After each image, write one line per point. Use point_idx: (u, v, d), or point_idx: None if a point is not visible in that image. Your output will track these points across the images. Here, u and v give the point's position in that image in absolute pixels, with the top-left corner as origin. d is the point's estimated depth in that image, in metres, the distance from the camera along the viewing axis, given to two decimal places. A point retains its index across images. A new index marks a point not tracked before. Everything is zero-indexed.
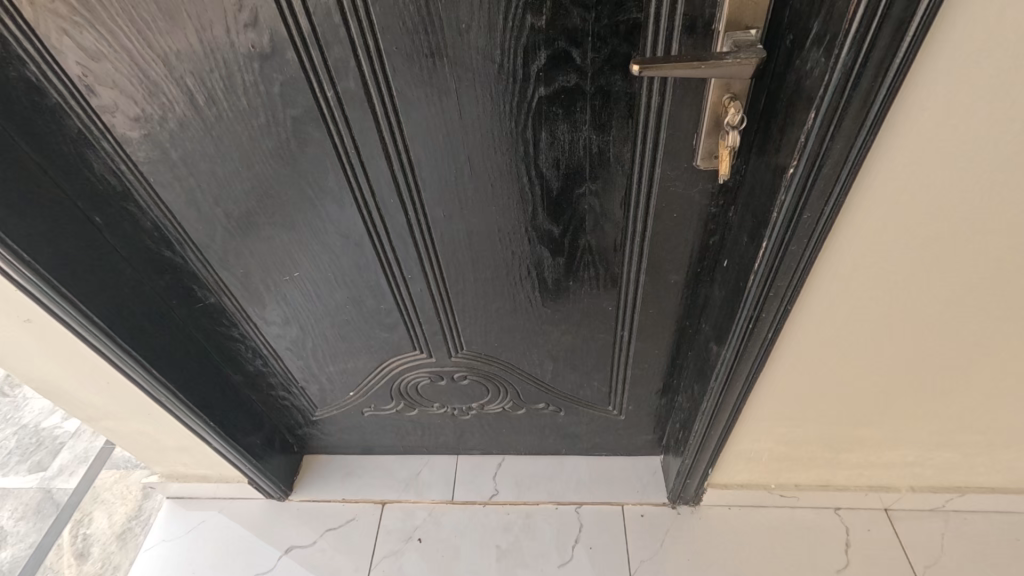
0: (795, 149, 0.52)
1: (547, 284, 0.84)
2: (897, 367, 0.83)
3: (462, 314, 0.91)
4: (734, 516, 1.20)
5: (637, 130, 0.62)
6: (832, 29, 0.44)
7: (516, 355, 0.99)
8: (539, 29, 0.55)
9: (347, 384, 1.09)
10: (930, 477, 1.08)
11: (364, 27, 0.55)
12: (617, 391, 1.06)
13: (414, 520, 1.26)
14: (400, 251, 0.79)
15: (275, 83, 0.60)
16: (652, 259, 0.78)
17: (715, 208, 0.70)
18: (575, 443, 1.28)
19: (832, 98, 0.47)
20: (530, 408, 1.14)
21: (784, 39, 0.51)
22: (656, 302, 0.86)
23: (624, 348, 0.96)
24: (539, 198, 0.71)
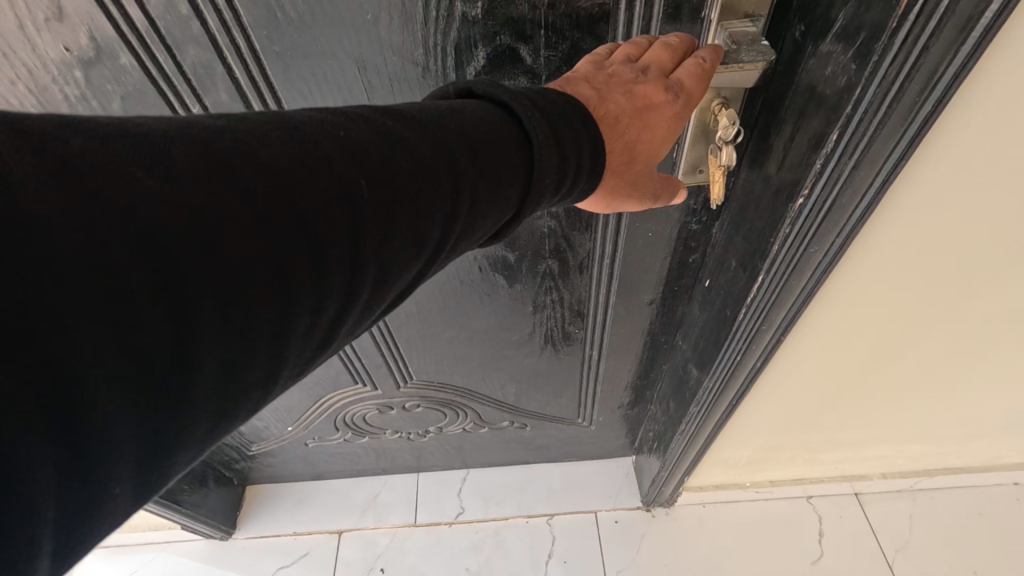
0: (807, 174, 0.41)
1: (505, 310, 0.73)
2: (887, 378, 0.77)
3: (407, 343, 0.78)
4: (709, 514, 1.16)
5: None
6: (871, 25, 0.33)
7: (476, 380, 0.88)
8: (475, 19, 0.40)
9: (284, 418, 0.97)
10: (902, 464, 1.07)
11: (229, 22, 0.39)
12: (588, 405, 0.98)
13: (375, 548, 1.16)
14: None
15: (112, 97, 0.43)
16: (623, 280, 0.68)
17: (695, 226, 0.60)
18: (543, 452, 1.20)
19: (864, 116, 0.36)
20: (496, 427, 1.05)
21: (795, 30, 0.40)
22: (628, 321, 0.76)
23: (593, 366, 0.86)
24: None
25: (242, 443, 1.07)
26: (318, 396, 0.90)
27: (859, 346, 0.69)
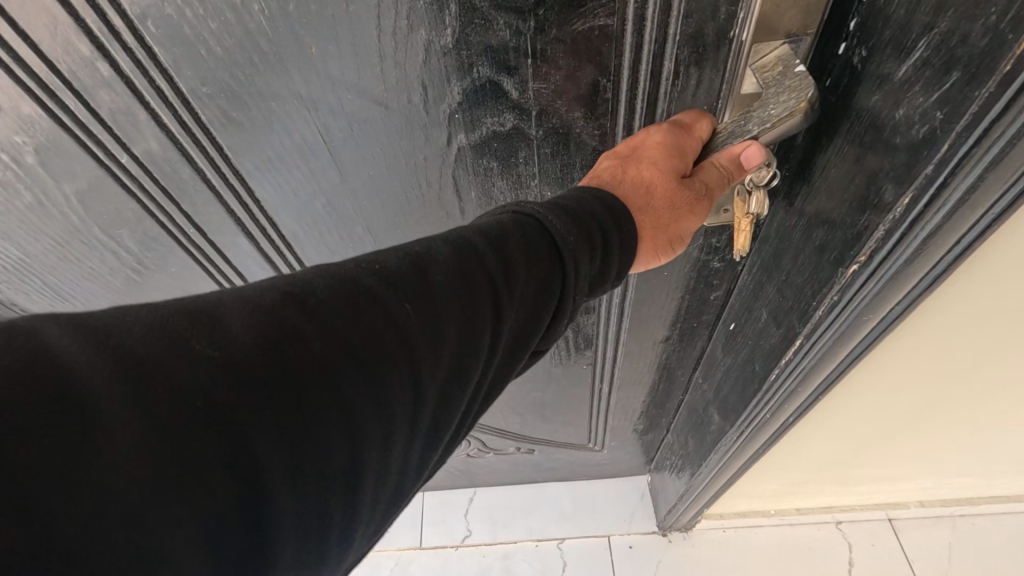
0: (865, 236, 0.33)
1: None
2: (936, 422, 0.68)
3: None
4: (730, 539, 1.10)
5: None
6: (975, 60, 0.25)
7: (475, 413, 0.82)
8: (446, 50, 0.36)
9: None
10: (940, 489, 0.99)
11: (142, 62, 0.35)
12: (600, 433, 0.92)
13: (379, 573, 1.13)
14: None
15: (24, 151, 0.39)
16: (633, 319, 0.61)
17: (717, 263, 0.53)
18: (553, 472, 1.14)
19: (951, 177, 0.27)
20: (502, 452, 0.99)
21: (851, 54, 0.32)
22: (640, 356, 0.69)
23: (603, 396, 0.78)
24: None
25: None
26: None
27: (907, 395, 0.60)
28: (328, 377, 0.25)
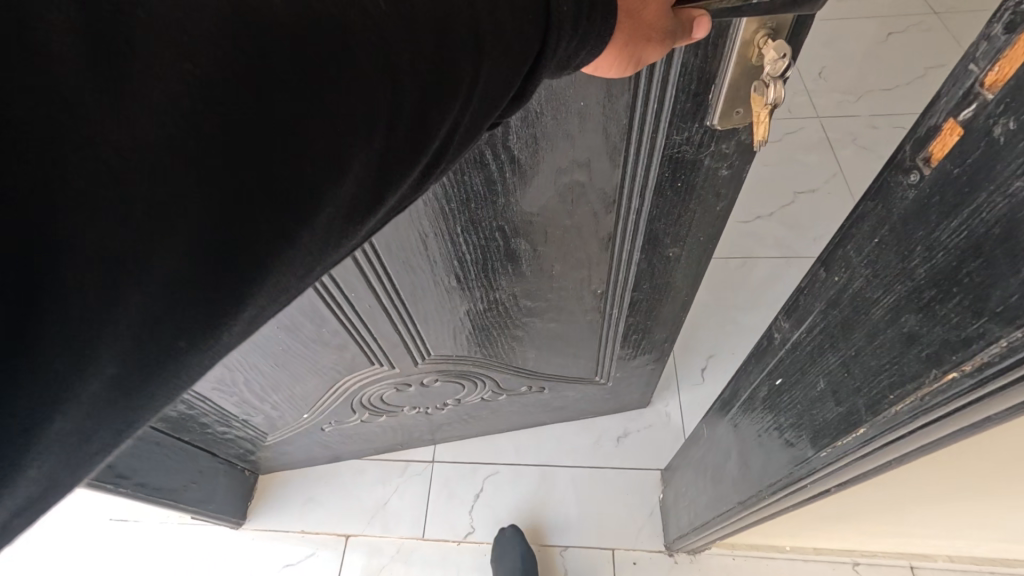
0: (985, 341, 0.29)
1: (528, 276, 0.84)
2: (993, 495, 0.62)
3: (432, 326, 0.89)
4: (739, 567, 1.06)
5: (633, 115, 0.59)
6: None
7: (503, 341, 0.98)
8: None
9: (308, 395, 1.01)
10: (977, 547, 0.93)
11: None
12: (606, 363, 1.08)
13: (380, 558, 1.13)
14: (376, 281, 0.76)
15: None
16: (651, 235, 0.77)
17: (726, 172, 0.68)
18: (562, 410, 1.22)
19: None
20: (514, 394, 1.13)
21: (992, 124, 0.27)
22: (649, 277, 0.86)
23: (613, 320, 0.96)
24: (532, 184, 0.67)
25: (256, 437, 1.10)
26: (342, 373, 0.96)
27: (961, 462, 0.55)
28: (349, 96, 0.27)
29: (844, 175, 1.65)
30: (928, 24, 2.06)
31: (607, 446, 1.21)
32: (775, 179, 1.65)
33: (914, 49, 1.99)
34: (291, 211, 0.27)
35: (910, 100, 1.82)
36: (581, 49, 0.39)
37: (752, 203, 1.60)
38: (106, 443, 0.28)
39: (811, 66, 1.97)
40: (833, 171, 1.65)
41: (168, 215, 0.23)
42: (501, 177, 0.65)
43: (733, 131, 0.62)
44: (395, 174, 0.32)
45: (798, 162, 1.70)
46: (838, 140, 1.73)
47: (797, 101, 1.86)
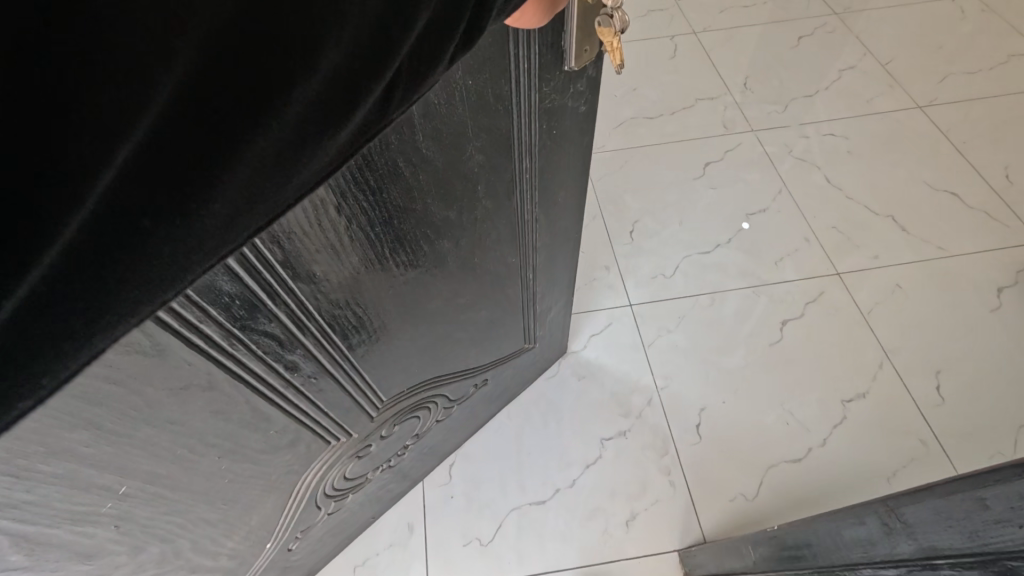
0: None
1: (456, 277, 0.82)
2: None
3: (380, 372, 0.82)
4: None
5: (522, 75, 0.63)
6: None
7: (444, 352, 0.93)
8: None
9: (266, 520, 0.84)
10: None
11: None
12: (530, 325, 1.12)
13: None
14: (327, 352, 0.70)
15: None
16: (543, 185, 0.85)
17: (584, 107, 0.79)
18: (503, 394, 1.23)
19: None
20: (464, 401, 1.11)
21: None
22: (548, 224, 0.94)
23: (528, 283, 1.01)
24: (445, 171, 0.65)
25: None
26: (299, 472, 0.82)
27: None
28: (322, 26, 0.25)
29: (788, 191, 1.63)
30: (833, 26, 2.12)
31: (617, 533, 1.11)
32: (724, 203, 1.62)
33: (825, 52, 2.03)
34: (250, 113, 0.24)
35: (831, 105, 1.85)
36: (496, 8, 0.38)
37: (705, 231, 1.56)
38: (36, 365, 0.24)
39: (734, 78, 1.96)
40: (776, 188, 1.64)
41: (135, 112, 0.20)
42: (417, 173, 0.61)
43: (582, 69, 0.72)
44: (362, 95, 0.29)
45: (743, 182, 1.66)
46: (776, 154, 1.73)
47: (729, 116, 1.84)
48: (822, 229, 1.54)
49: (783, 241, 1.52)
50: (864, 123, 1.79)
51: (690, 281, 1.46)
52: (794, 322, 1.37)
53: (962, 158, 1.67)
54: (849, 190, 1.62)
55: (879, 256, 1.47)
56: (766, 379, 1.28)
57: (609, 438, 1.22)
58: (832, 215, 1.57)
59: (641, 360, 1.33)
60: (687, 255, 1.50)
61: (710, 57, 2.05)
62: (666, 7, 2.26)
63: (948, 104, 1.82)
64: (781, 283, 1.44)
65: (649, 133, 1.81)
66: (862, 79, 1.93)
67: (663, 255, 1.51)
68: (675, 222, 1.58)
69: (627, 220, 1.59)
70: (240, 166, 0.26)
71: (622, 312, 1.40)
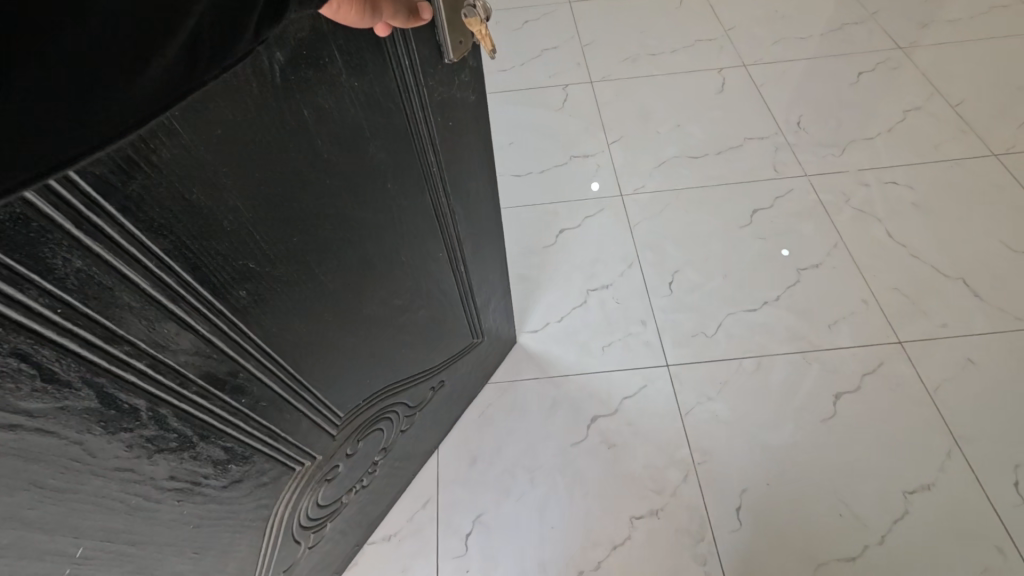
0: None
1: (395, 284, 0.82)
2: None
3: (332, 386, 0.79)
4: None
5: (408, 76, 0.63)
6: None
7: (391, 359, 0.90)
8: None
9: (243, 564, 0.80)
10: None
11: None
12: (474, 320, 1.14)
13: None
14: (276, 381, 0.68)
15: None
16: (452, 178, 0.84)
17: (472, 96, 0.79)
18: (452, 399, 1.22)
19: None
20: (422, 407, 1.11)
21: None
22: (465, 214, 0.93)
23: (461, 276, 1.01)
24: (354, 172, 0.63)
25: None
26: (269, 506, 0.79)
27: None
28: None
29: (845, 245, 1.51)
30: (896, 61, 1.98)
31: None
32: (773, 255, 1.51)
33: (889, 90, 1.89)
34: (35, 32, 0.24)
35: (894, 150, 1.72)
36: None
37: (752, 287, 1.45)
38: None
39: (789, 115, 1.85)
40: (832, 240, 1.52)
41: None
42: (327, 179, 0.59)
43: (461, 62, 0.71)
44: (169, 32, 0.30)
45: (794, 233, 1.55)
46: (831, 204, 1.60)
47: (779, 158, 1.73)
48: (883, 291, 1.41)
49: (839, 303, 1.40)
50: (930, 170, 1.65)
51: (734, 341, 1.35)
52: (849, 396, 1.25)
53: None
54: (914, 248, 1.49)
55: (948, 323, 1.34)
56: (816, 461, 1.17)
57: (640, 517, 1.14)
58: (894, 276, 1.44)
59: (677, 432, 1.22)
60: (730, 312, 1.40)
61: (762, 93, 1.93)
62: (714, 37, 2.16)
63: None
64: (835, 350, 1.32)
65: (693, 175, 1.72)
66: (931, 122, 1.78)
67: (704, 311, 1.41)
68: (719, 274, 1.48)
69: (665, 269, 1.50)
70: (24, 84, 0.24)
71: (660, 373, 1.31)
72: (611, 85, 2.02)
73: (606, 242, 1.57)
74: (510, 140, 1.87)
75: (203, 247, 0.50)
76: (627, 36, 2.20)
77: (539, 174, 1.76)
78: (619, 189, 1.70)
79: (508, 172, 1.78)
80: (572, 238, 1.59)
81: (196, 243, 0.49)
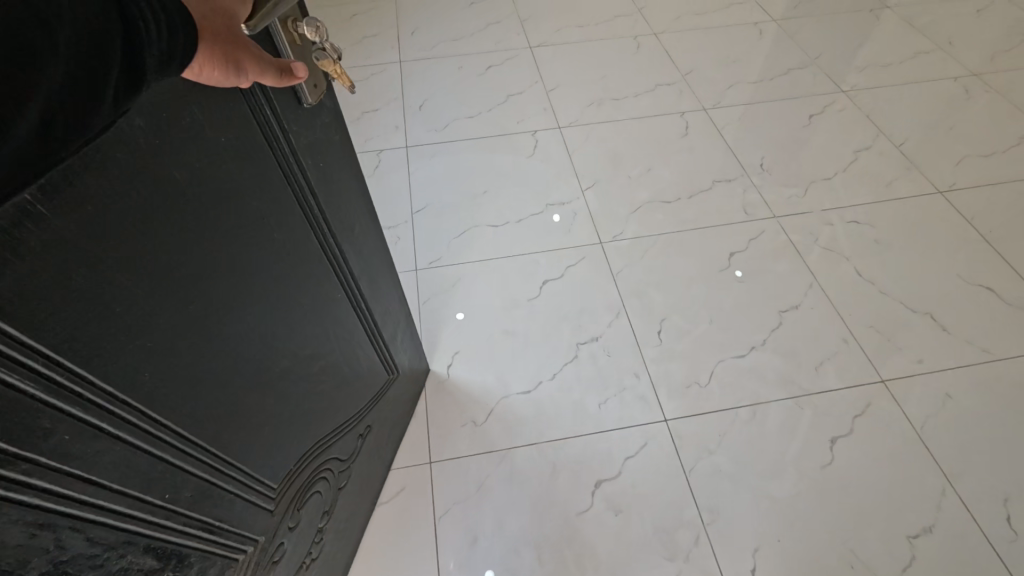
0: None
1: (309, 335, 0.76)
2: None
3: (261, 457, 0.71)
4: None
5: (270, 122, 0.59)
6: None
7: (315, 414, 0.84)
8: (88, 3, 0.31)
9: None
10: None
11: None
12: (386, 356, 1.08)
13: None
14: (199, 467, 0.60)
15: None
16: (339, 219, 0.80)
17: (338, 136, 0.76)
18: (382, 445, 1.17)
19: None
20: (354, 458, 1.04)
21: None
22: (356, 252, 0.88)
23: (367, 314, 0.96)
24: (239, 227, 0.58)
25: None
26: None
27: None
28: None
29: (819, 284, 1.56)
30: (842, 103, 2.11)
31: None
32: (752, 299, 1.53)
33: (840, 131, 2.01)
34: None
35: (851, 189, 1.81)
36: (184, 45, 0.38)
37: (738, 332, 1.46)
38: None
39: (752, 158, 1.92)
40: (807, 279, 1.57)
41: None
42: (212, 239, 0.54)
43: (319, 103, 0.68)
44: (5, 106, 0.28)
45: (771, 274, 1.59)
46: (803, 243, 1.66)
47: (748, 200, 1.78)
48: (860, 329, 1.46)
49: (822, 343, 1.43)
50: (887, 208, 1.74)
51: (729, 391, 1.35)
52: (845, 439, 1.26)
53: (993, 249, 1.63)
54: (882, 284, 1.55)
55: (924, 359, 1.40)
56: (821, 511, 1.17)
57: None
58: (867, 313, 1.49)
59: (684, 489, 1.20)
60: (721, 360, 1.40)
61: (725, 136, 2.00)
62: (674, 81, 2.24)
63: (968, 189, 1.80)
64: (824, 393, 1.34)
65: (668, 220, 1.74)
66: (880, 162, 1.90)
67: (695, 359, 1.41)
68: (706, 319, 1.49)
69: (653, 317, 1.50)
70: None
71: (659, 430, 1.29)
72: (580, 130, 2.04)
73: (590, 292, 1.55)
74: (483, 189, 1.84)
75: (96, 333, 0.44)
76: (590, 80, 2.25)
77: (516, 224, 1.74)
78: (597, 236, 1.69)
79: (485, 222, 1.74)
80: (557, 287, 1.57)
81: (83, 331, 0.43)
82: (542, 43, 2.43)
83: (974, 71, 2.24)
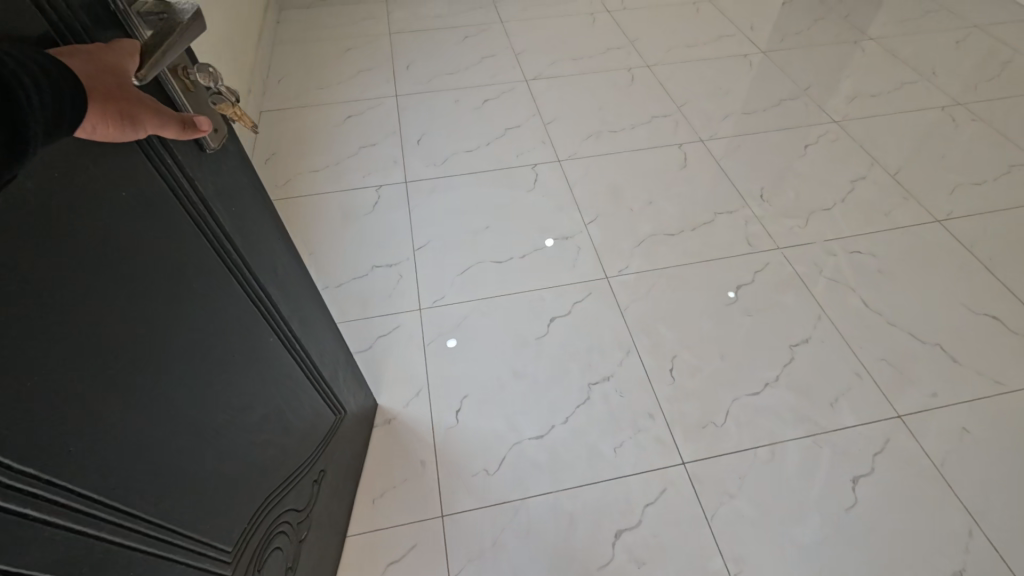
0: None
1: (245, 385, 0.72)
2: None
3: (210, 519, 0.67)
4: None
5: (173, 172, 0.55)
6: None
7: (262, 467, 0.79)
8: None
9: None
10: None
11: None
12: (329, 399, 1.02)
13: None
14: (138, 541, 0.55)
15: None
16: (265, 264, 0.76)
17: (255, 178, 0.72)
18: (340, 490, 1.13)
19: None
20: (311, 510, 0.98)
21: None
22: (288, 296, 0.83)
23: (306, 356, 0.90)
24: (157, 281, 0.55)
25: None
26: None
27: None
28: None
29: (828, 316, 1.55)
30: (835, 133, 2.15)
31: None
32: (759, 334, 1.51)
33: (835, 161, 2.03)
34: None
35: (848, 219, 1.82)
36: (63, 113, 0.40)
37: (749, 368, 1.44)
38: None
39: (750, 189, 1.93)
40: (815, 311, 1.56)
41: None
42: (125, 296, 0.51)
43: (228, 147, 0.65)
44: None
45: (779, 307, 1.58)
46: (807, 275, 1.66)
47: (751, 231, 1.78)
48: (873, 363, 1.45)
49: (835, 379, 1.41)
50: (888, 238, 1.76)
51: (745, 430, 1.32)
52: (867, 479, 1.24)
53: (995, 277, 1.65)
54: (889, 314, 1.55)
55: (937, 392, 1.38)
56: (850, 555, 1.14)
57: None
58: (876, 345, 1.48)
59: (707, 536, 1.16)
60: (735, 398, 1.38)
61: (722, 167, 2.02)
62: (669, 113, 2.26)
63: (966, 217, 1.82)
64: (843, 431, 1.32)
65: (671, 253, 1.73)
66: (877, 191, 1.92)
67: (707, 397, 1.38)
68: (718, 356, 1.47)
69: (665, 355, 1.47)
70: None
71: (677, 473, 1.25)
72: (578, 162, 2.04)
73: (597, 329, 1.53)
74: (486, 225, 1.82)
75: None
76: (585, 113, 2.27)
77: (519, 260, 1.71)
78: (603, 272, 1.67)
79: (488, 258, 1.72)
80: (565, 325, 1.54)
81: None
82: (537, 76, 2.46)
83: (957, 99, 2.30)
